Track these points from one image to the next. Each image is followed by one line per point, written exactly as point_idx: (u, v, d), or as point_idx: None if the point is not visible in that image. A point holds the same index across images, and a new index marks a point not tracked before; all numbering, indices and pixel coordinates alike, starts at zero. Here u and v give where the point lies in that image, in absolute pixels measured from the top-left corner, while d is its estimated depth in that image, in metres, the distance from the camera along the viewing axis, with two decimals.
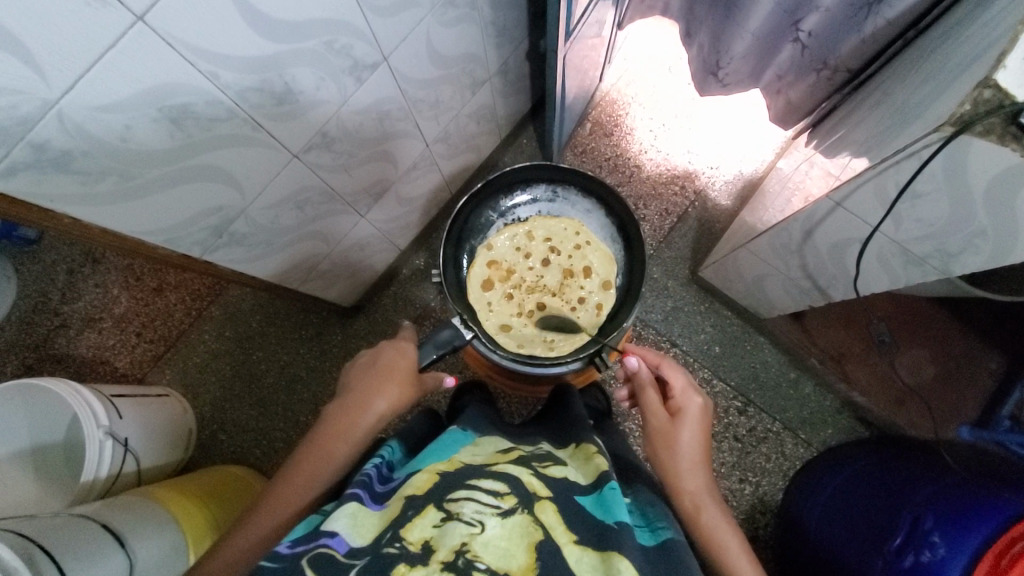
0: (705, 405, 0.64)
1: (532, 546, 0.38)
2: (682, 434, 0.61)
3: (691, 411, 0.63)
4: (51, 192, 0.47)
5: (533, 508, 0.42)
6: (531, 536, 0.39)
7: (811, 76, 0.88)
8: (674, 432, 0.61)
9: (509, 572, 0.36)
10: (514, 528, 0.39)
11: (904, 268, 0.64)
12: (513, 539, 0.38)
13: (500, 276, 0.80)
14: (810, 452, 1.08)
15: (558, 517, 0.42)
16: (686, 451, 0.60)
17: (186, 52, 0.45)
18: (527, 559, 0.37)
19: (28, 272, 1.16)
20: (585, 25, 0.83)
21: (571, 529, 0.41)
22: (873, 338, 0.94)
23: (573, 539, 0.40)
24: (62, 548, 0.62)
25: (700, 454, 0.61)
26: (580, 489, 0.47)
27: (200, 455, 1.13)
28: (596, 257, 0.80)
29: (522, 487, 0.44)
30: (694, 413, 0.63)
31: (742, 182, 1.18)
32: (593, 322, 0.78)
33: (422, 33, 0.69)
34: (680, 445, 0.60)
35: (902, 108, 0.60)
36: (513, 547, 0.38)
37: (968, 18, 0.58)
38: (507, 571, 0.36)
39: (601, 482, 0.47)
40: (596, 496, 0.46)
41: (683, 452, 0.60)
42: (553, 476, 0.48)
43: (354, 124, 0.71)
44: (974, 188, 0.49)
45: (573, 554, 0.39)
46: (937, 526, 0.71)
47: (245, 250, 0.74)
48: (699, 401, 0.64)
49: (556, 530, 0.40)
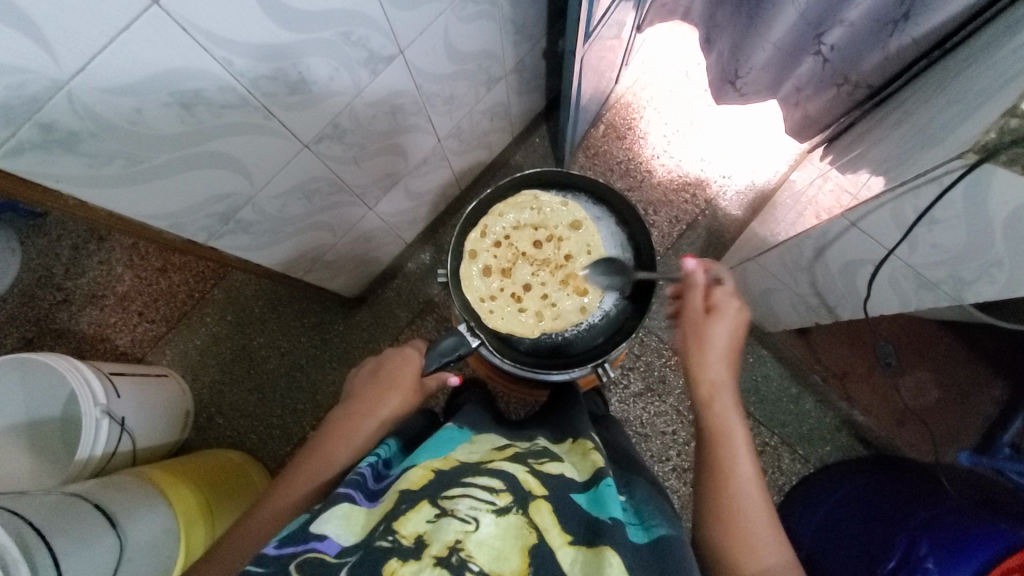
0: (744, 305, 0.61)
1: (526, 549, 0.37)
2: (713, 332, 0.59)
3: (730, 308, 0.60)
4: (58, 172, 0.47)
5: (528, 507, 0.41)
6: (525, 539, 0.38)
7: (830, 91, 0.87)
8: (707, 328, 0.59)
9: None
10: (509, 528, 0.39)
11: (917, 293, 0.63)
12: (507, 540, 0.38)
13: (571, 277, 0.75)
14: (807, 468, 1.07)
15: (553, 516, 0.41)
16: (715, 346, 0.59)
17: (199, 36, 0.44)
18: (520, 564, 0.36)
19: (33, 245, 1.16)
20: (605, 26, 0.82)
21: (566, 528, 0.41)
22: (879, 360, 0.92)
23: (568, 541, 0.40)
24: (53, 526, 0.62)
25: (727, 349, 0.60)
26: (577, 486, 0.47)
27: (195, 437, 1.13)
28: (471, 273, 0.75)
29: (517, 483, 0.43)
30: (734, 315, 0.60)
31: (754, 192, 1.17)
32: (510, 201, 0.77)
33: (440, 27, 0.68)
34: (712, 339, 0.59)
35: (923, 130, 0.59)
36: (507, 549, 0.37)
37: (997, 42, 0.57)
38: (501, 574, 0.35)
39: (597, 478, 0.47)
40: (592, 493, 0.46)
41: (710, 346, 0.59)
42: (551, 472, 0.47)
43: (366, 115, 0.70)
44: (994, 218, 0.48)
45: (567, 555, 0.39)
46: (932, 553, 0.71)
47: (250, 238, 0.73)
48: (738, 299, 0.61)
49: (550, 531, 0.40)
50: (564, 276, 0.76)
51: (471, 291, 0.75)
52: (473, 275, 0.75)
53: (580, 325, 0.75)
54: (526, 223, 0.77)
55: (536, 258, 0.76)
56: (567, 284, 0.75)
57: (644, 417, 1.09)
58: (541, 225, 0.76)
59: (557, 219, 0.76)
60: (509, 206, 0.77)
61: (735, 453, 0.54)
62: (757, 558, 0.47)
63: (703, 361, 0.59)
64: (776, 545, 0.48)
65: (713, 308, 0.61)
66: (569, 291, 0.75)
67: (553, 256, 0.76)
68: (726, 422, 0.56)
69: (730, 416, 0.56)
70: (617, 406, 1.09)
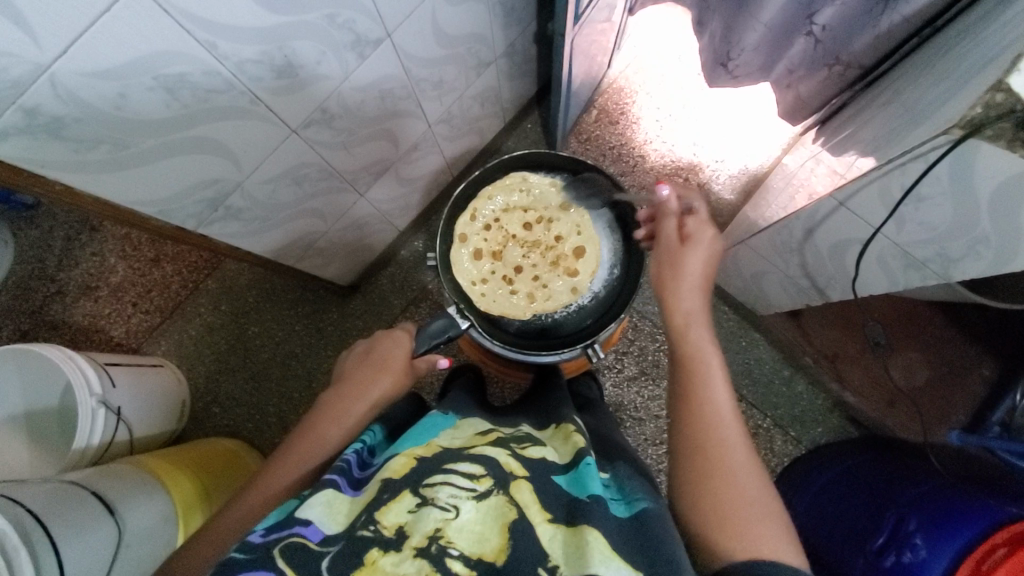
0: (718, 236, 0.63)
1: (506, 527, 0.38)
2: (687, 260, 0.61)
3: (705, 237, 0.62)
4: (42, 158, 0.47)
5: (509, 489, 0.42)
6: (506, 517, 0.39)
7: (822, 72, 0.87)
8: (681, 256, 0.61)
9: (482, 557, 0.37)
10: (489, 511, 0.39)
11: (904, 272, 0.63)
12: (488, 523, 0.38)
13: (561, 258, 0.75)
14: (800, 449, 1.08)
15: (533, 494, 0.42)
16: (690, 273, 0.61)
17: (181, 18, 0.44)
18: (500, 541, 0.37)
19: (25, 237, 1.16)
20: (595, 8, 0.81)
21: (546, 507, 0.41)
22: (868, 339, 0.94)
23: (547, 518, 0.40)
24: (50, 511, 0.62)
25: (702, 279, 0.61)
26: (558, 468, 0.47)
27: (192, 426, 1.13)
28: (462, 258, 0.75)
29: (498, 467, 0.44)
30: (707, 245, 0.62)
31: (747, 176, 1.17)
32: (498, 184, 0.77)
33: (427, 11, 0.68)
34: (685, 267, 0.61)
35: (911, 109, 0.59)
36: (488, 531, 0.38)
37: (986, 18, 0.57)
38: (481, 555, 0.37)
39: (578, 459, 0.48)
40: (573, 473, 0.46)
41: (684, 274, 0.61)
42: (531, 456, 0.48)
43: (355, 101, 0.70)
44: (980, 195, 0.48)
45: (546, 532, 0.39)
46: (919, 529, 0.73)
47: (241, 225, 0.73)
48: (713, 229, 0.63)
49: (531, 509, 0.40)
50: (554, 258, 0.75)
51: (463, 275, 0.75)
52: (463, 258, 0.75)
53: (570, 307, 0.75)
54: (515, 206, 0.76)
55: (526, 240, 0.76)
56: (558, 266, 0.75)
57: (638, 401, 1.09)
58: (530, 208, 0.76)
59: (546, 201, 0.76)
60: (498, 189, 0.77)
61: (709, 377, 0.55)
62: (733, 477, 0.48)
63: (678, 290, 0.61)
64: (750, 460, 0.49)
65: (689, 238, 0.63)
66: (560, 273, 0.75)
67: (543, 238, 0.76)
68: (700, 349, 0.57)
69: (704, 344, 0.58)
70: (611, 389, 1.10)
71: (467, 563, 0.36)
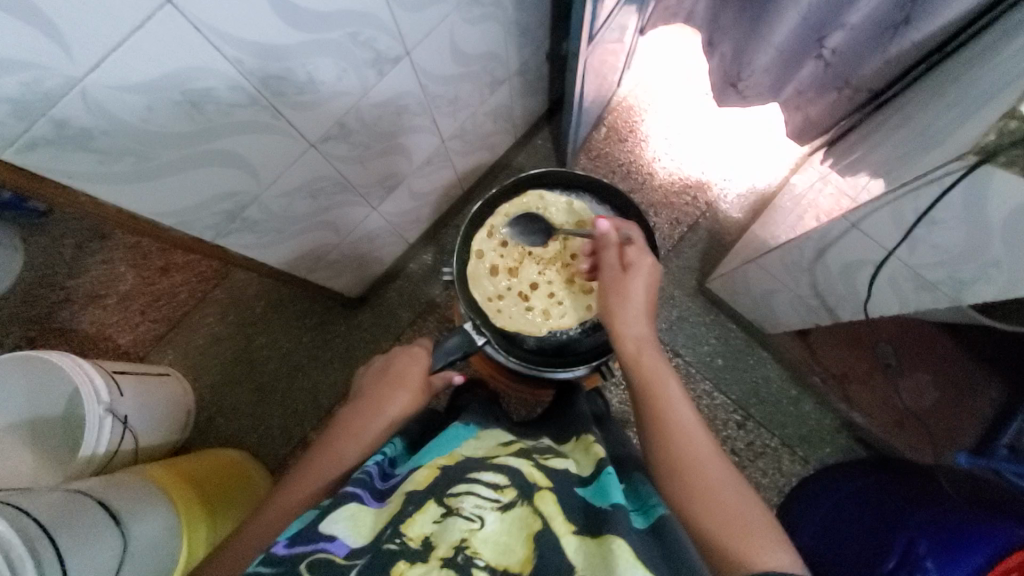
0: (657, 262, 0.64)
1: (532, 538, 0.39)
2: (631, 287, 0.61)
3: (643, 265, 0.63)
4: (69, 169, 0.47)
5: (533, 499, 0.42)
6: (530, 527, 0.40)
7: (831, 94, 0.88)
8: (626, 284, 0.62)
9: (508, 568, 0.37)
10: (513, 522, 0.40)
11: (916, 293, 0.64)
12: (512, 534, 0.39)
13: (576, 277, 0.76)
14: (807, 470, 1.08)
15: (557, 505, 0.42)
16: (635, 302, 0.61)
17: (211, 36, 0.45)
18: (525, 552, 0.38)
19: (36, 244, 1.17)
20: (608, 29, 0.83)
21: (570, 518, 0.42)
22: (879, 360, 0.94)
23: (572, 530, 0.40)
24: (59, 522, 0.62)
25: (647, 304, 0.62)
26: (580, 480, 0.48)
27: (197, 436, 1.13)
28: (478, 273, 0.76)
29: (521, 477, 0.44)
30: (648, 271, 0.63)
31: (755, 196, 1.18)
32: (512, 202, 0.78)
33: (445, 29, 0.69)
34: (630, 294, 0.61)
35: (922, 134, 0.60)
36: (512, 541, 0.39)
37: (996, 46, 0.58)
38: (507, 566, 0.37)
39: (599, 470, 0.48)
40: (595, 484, 0.47)
41: (630, 302, 0.61)
42: (555, 467, 0.48)
43: (372, 116, 0.71)
44: (992, 220, 0.49)
45: (571, 543, 0.39)
46: (931, 553, 0.72)
47: (256, 236, 0.74)
48: (650, 256, 0.64)
49: (555, 520, 0.41)
50: (569, 278, 0.76)
51: (479, 291, 0.76)
52: (480, 275, 0.76)
53: (586, 322, 0.76)
54: (532, 224, 0.77)
55: (543, 258, 0.77)
56: (574, 286, 0.76)
57: None
58: (545, 227, 0.77)
59: (562, 221, 0.77)
60: (511, 207, 0.77)
61: (672, 400, 0.54)
62: (720, 494, 0.47)
63: (625, 318, 0.60)
64: (727, 471, 0.49)
65: (629, 266, 0.63)
66: (575, 293, 0.76)
67: (560, 257, 0.77)
68: (657, 369, 0.57)
69: (660, 368, 0.57)
70: (617, 406, 1.10)
71: (492, 574, 0.36)
